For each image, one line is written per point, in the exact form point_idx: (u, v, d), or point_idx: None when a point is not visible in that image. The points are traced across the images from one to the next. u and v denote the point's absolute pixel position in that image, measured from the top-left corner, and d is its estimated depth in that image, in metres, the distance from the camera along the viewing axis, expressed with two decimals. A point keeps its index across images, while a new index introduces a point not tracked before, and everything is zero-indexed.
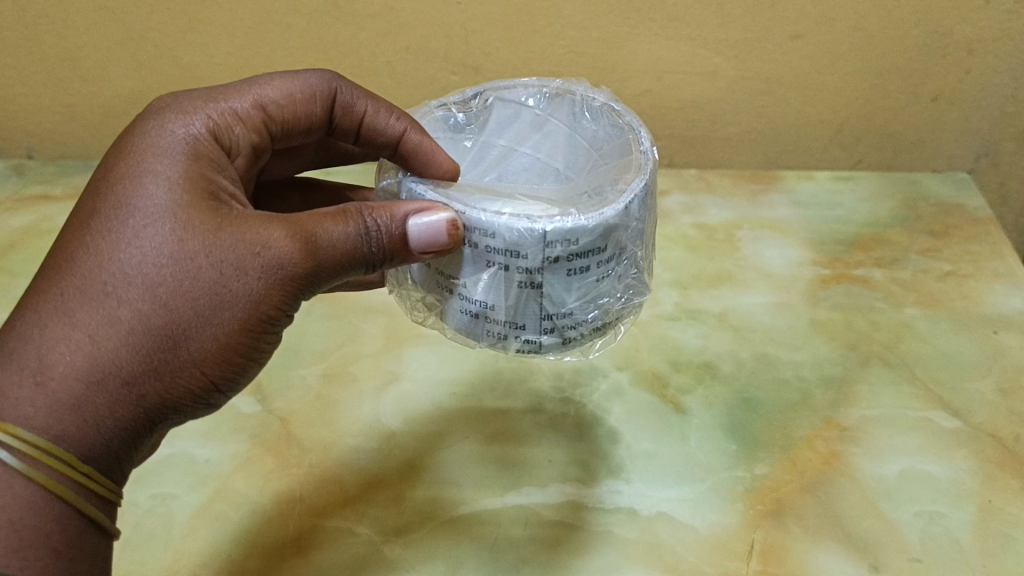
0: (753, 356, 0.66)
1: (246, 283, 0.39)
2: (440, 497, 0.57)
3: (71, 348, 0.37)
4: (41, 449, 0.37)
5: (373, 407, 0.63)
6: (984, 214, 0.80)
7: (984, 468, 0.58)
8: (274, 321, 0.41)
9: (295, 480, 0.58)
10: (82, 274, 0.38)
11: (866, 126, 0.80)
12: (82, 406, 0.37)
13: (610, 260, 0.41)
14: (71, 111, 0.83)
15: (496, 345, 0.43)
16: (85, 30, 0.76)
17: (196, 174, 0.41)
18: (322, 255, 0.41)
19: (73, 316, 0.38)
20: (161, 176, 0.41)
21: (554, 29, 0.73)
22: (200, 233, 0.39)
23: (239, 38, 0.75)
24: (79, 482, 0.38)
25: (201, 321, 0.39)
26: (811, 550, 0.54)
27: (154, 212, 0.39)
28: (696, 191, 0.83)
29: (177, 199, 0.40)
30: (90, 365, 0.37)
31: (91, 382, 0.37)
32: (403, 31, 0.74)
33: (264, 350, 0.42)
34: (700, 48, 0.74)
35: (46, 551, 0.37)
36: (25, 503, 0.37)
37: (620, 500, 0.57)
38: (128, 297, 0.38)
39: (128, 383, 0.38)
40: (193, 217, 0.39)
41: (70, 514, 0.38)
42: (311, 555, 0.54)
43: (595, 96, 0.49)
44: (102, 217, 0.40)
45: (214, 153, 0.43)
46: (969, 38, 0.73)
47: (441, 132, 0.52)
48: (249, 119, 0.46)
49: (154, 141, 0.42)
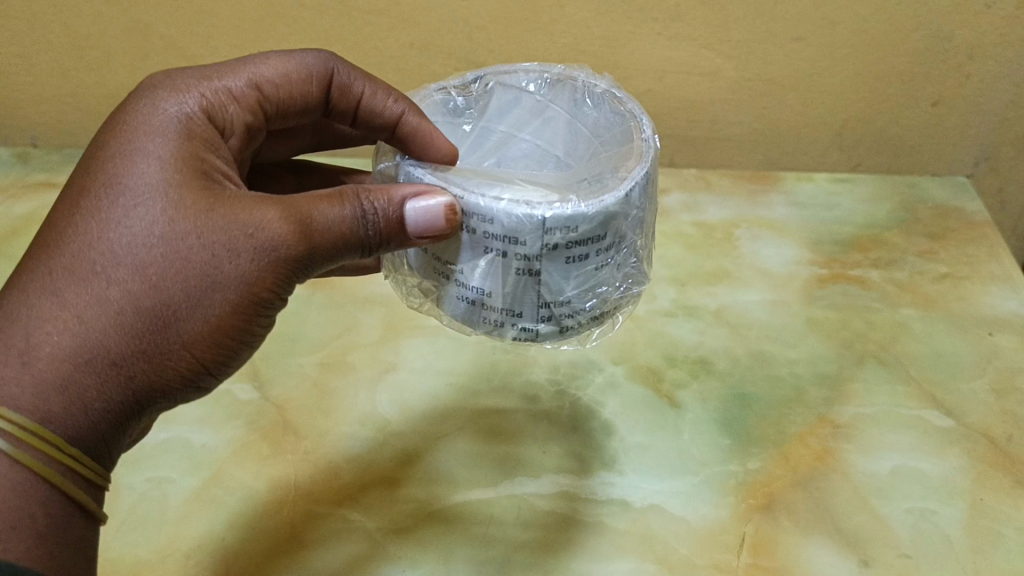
0: (748, 353, 0.66)
1: (238, 265, 0.39)
2: (432, 485, 0.58)
3: (59, 328, 0.38)
4: (28, 430, 0.37)
5: (368, 395, 0.64)
6: (982, 217, 0.80)
7: (976, 467, 0.59)
8: (267, 304, 0.41)
9: (289, 466, 0.59)
10: (72, 253, 0.39)
11: (866, 129, 0.81)
12: (69, 389, 0.38)
13: (610, 247, 0.42)
14: (78, 100, 0.84)
15: (492, 333, 0.44)
16: (92, 20, 0.77)
17: (189, 154, 0.42)
18: (316, 237, 0.41)
19: (63, 296, 0.38)
20: (153, 155, 0.41)
21: (557, 26, 0.73)
22: (191, 214, 0.39)
23: (245, 30, 0.76)
24: (65, 463, 0.39)
25: (191, 303, 0.39)
26: (801, 544, 0.54)
27: (146, 192, 0.40)
28: (695, 190, 0.84)
29: (168, 179, 0.40)
30: (78, 345, 0.38)
31: (78, 362, 0.38)
32: (408, 25, 0.74)
33: (256, 334, 0.42)
34: (702, 48, 0.74)
35: (28, 533, 0.38)
36: (10, 485, 0.37)
37: (612, 491, 0.57)
38: (118, 278, 0.38)
39: (115, 363, 0.38)
40: (185, 197, 0.40)
41: (53, 496, 0.39)
42: (303, 539, 0.55)
43: (596, 83, 0.50)
44: (94, 196, 0.40)
45: (207, 133, 0.44)
46: (970, 42, 0.73)
47: (441, 116, 0.53)
48: (243, 97, 0.47)
49: (147, 120, 0.43)
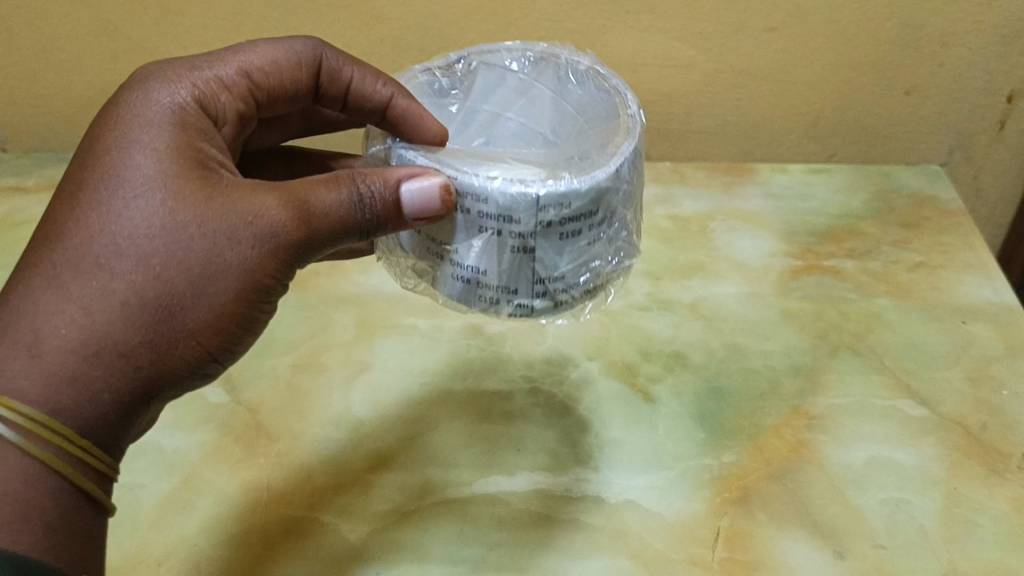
0: (723, 346, 0.66)
1: (240, 253, 0.40)
2: (406, 484, 0.57)
3: (66, 321, 0.38)
4: (39, 421, 0.38)
5: (342, 396, 0.63)
6: (956, 206, 0.80)
7: (950, 456, 0.59)
8: (270, 290, 0.42)
9: (262, 469, 0.58)
10: (76, 247, 0.39)
11: (840, 119, 0.81)
12: (77, 380, 0.38)
13: (601, 224, 0.41)
14: (46, 103, 0.83)
15: (488, 311, 0.43)
16: (59, 21, 0.76)
17: (184, 142, 0.42)
18: (314, 223, 0.41)
19: (68, 290, 0.39)
20: (149, 146, 0.41)
21: (529, 20, 0.73)
22: (190, 204, 0.40)
23: (214, 29, 0.75)
24: (71, 453, 0.39)
25: (196, 292, 0.39)
26: (776, 536, 0.54)
27: (144, 183, 0.40)
28: (670, 183, 0.83)
29: (166, 169, 0.40)
30: (85, 337, 0.38)
31: (86, 354, 0.38)
32: (378, 22, 0.74)
33: (261, 320, 0.43)
34: (675, 41, 0.74)
35: (39, 524, 0.38)
36: (20, 476, 0.38)
37: (587, 488, 0.57)
38: (122, 270, 0.39)
39: (123, 354, 0.39)
40: (183, 187, 0.40)
41: (64, 487, 0.39)
42: (276, 540, 0.54)
43: (580, 60, 0.49)
44: (93, 188, 0.40)
45: (201, 122, 0.44)
46: (942, 31, 0.73)
47: (426, 97, 0.52)
48: (234, 86, 0.47)
49: (139, 111, 0.42)
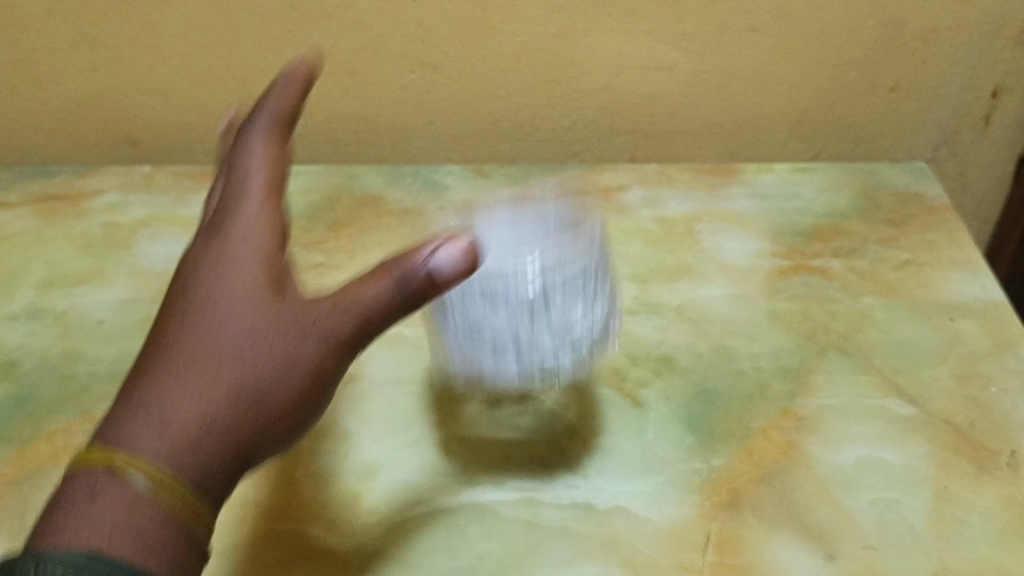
0: (711, 348, 0.66)
1: (312, 359, 0.47)
2: (394, 495, 0.57)
3: (179, 406, 0.44)
4: (148, 475, 0.42)
5: (328, 408, 0.62)
6: (942, 203, 0.79)
7: (940, 454, 0.59)
8: (330, 379, 0.49)
9: (249, 483, 0.58)
10: (191, 349, 0.46)
11: (824, 118, 0.81)
12: (201, 452, 0.44)
13: (592, 277, 0.57)
14: (26, 117, 0.81)
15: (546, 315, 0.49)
16: (38, 34, 0.75)
17: (264, 263, 0.49)
18: (370, 318, 0.47)
19: (187, 381, 0.45)
20: (240, 261, 0.49)
21: (511, 24, 0.73)
22: (276, 316, 0.47)
23: (196, 39, 0.75)
24: (207, 506, 0.44)
25: (281, 382, 0.47)
26: (766, 540, 0.54)
27: (239, 301, 0.48)
28: (655, 185, 0.81)
29: (256, 284, 0.48)
30: (199, 422, 0.45)
31: (206, 429, 0.44)
32: (360, 29, 0.74)
33: (324, 402, 0.50)
34: (657, 42, 0.74)
35: (163, 537, 0.41)
36: (144, 500, 0.41)
37: (576, 495, 0.57)
38: (226, 368, 0.46)
39: (227, 434, 0.45)
40: (271, 300, 0.48)
41: (172, 516, 0.42)
42: (262, 554, 0.54)
43: None
44: (198, 308, 0.48)
45: (277, 244, 0.50)
46: (923, 27, 0.74)
47: None
48: (273, 220, 0.51)
49: (229, 242, 0.50)
